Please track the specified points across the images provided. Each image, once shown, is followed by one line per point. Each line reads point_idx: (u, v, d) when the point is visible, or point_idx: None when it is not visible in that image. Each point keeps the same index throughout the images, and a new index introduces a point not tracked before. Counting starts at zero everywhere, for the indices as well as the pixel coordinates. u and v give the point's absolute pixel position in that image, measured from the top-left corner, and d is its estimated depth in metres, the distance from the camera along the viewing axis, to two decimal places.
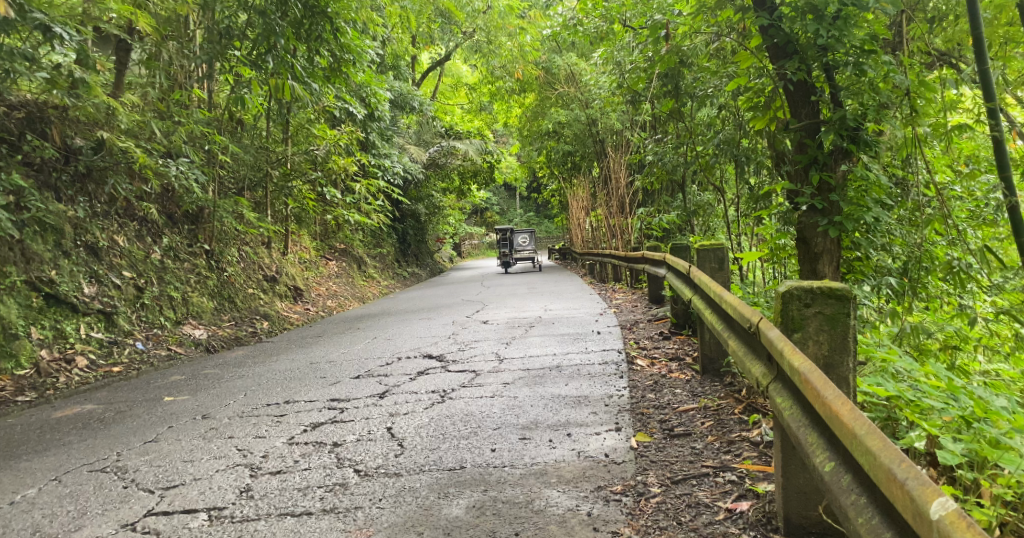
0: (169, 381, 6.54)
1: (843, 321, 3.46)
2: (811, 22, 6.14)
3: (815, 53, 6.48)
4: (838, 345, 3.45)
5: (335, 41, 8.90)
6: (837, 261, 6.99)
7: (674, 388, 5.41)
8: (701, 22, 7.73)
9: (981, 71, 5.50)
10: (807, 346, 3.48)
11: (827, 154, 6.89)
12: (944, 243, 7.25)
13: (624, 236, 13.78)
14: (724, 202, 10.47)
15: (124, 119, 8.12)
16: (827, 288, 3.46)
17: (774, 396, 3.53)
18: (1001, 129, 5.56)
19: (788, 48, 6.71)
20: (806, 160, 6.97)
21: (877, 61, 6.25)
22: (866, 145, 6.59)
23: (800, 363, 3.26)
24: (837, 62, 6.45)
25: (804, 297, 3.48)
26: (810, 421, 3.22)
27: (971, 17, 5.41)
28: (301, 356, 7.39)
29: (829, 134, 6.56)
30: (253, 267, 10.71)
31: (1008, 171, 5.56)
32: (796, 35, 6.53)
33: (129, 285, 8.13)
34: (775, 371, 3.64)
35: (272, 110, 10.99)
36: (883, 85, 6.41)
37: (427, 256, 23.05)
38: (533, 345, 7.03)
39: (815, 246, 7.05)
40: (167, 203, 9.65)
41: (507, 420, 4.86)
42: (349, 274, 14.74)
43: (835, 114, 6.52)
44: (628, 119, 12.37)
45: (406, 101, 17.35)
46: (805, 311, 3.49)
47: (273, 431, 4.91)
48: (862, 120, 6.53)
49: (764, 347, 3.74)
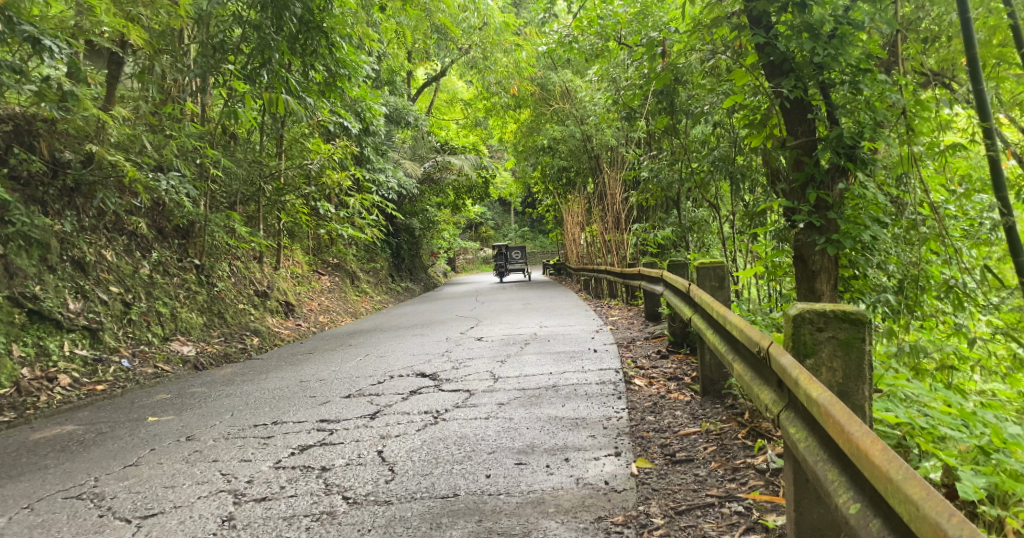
0: (155, 400, 6.36)
1: (858, 346, 3.35)
2: (807, 41, 6.07)
3: (812, 72, 6.37)
4: (853, 372, 3.35)
5: (331, 56, 8.89)
6: (835, 279, 6.87)
7: (674, 410, 5.26)
8: (697, 39, 7.68)
9: (976, 90, 5.40)
10: (820, 373, 3.38)
11: (824, 172, 6.80)
12: (939, 262, 7.17)
13: (620, 252, 13.70)
14: (720, 220, 10.39)
15: (115, 132, 7.96)
16: (841, 311, 3.36)
17: (786, 425, 3.40)
18: (997, 149, 5.45)
19: (783, 67, 6.57)
20: (803, 178, 6.82)
21: (874, 80, 6.17)
22: (864, 163, 6.48)
23: (818, 393, 3.13)
24: (833, 80, 6.43)
25: (816, 321, 3.38)
26: (828, 456, 3.09)
27: (966, 37, 5.33)
28: (291, 374, 7.22)
29: (826, 152, 6.49)
30: (245, 282, 10.56)
31: (1004, 191, 5.44)
32: (792, 54, 6.40)
33: (116, 300, 7.97)
34: (786, 398, 3.52)
35: (266, 124, 10.92)
36: (879, 105, 6.38)
37: (421, 271, 22.91)
38: (529, 364, 6.86)
39: (814, 263, 6.93)
40: (158, 218, 9.51)
41: (503, 443, 4.71)
42: (342, 289, 14.60)
43: (832, 132, 6.46)
44: (623, 136, 12.35)
45: (402, 116, 17.34)
46: (818, 336, 3.38)
47: (259, 455, 4.75)
48: (859, 138, 6.46)
49: (775, 373, 3.62)
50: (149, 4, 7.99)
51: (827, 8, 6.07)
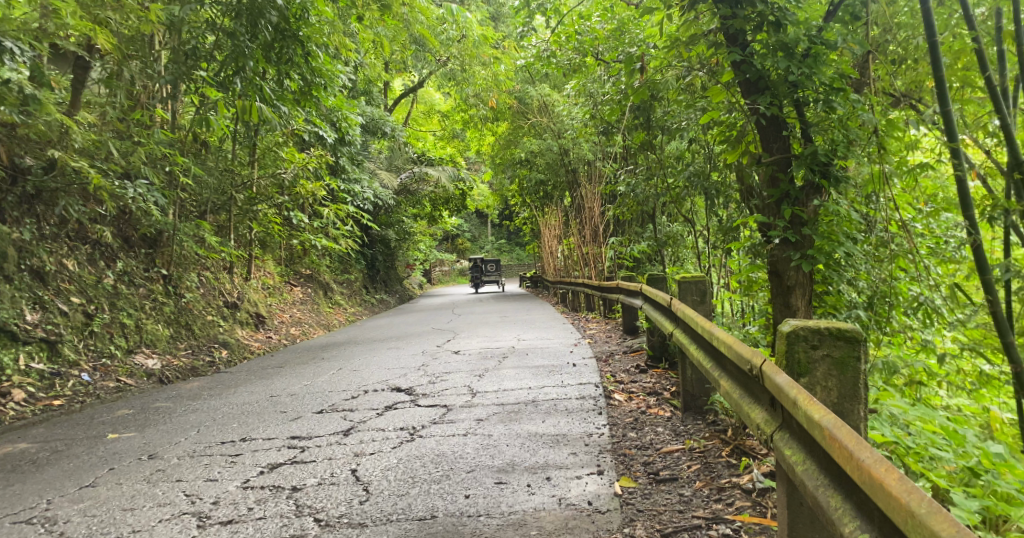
0: (115, 416, 6.10)
1: (853, 365, 3.32)
2: (782, 59, 6.02)
3: (786, 90, 6.26)
4: (847, 392, 3.32)
5: (307, 65, 8.73)
6: (810, 294, 6.67)
7: (655, 426, 5.14)
8: (674, 54, 7.61)
9: (943, 111, 5.30)
10: (815, 392, 3.35)
11: (799, 188, 6.70)
12: (906, 279, 7.17)
13: (597, 266, 13.50)
14: (697, 234, 10.33)
15: (79, 138, 7.69)
16: (835, 328, 3.33)
17: (783, 447, 3.35)
18: (965, 169, 5.33)
19: (758, 84, 6.50)
20: (777, 195, 6.70)
21: (846, 98, 6.13)
22: (837, 181, 6.41)
23: (820, 415, 3.05)
24: (807, 98, 6.32)
25: (811, 338, 3.35)
26: (832, 481, 3.01)
27: (932, 59, 5.22)
28: (260, 388, 6.99)
29: (800, 169, 6.37)
30: (214, 293, 10.29)
31: (970, 210, 5.32)
32: (767, 72, 6.33)
33: (77, 312, 7.70)
34: (781, 418, 3.48)
35: (239, 133, 10.70)
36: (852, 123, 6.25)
37: (396, 282, 22.64)
38: (508, 378, 6.70)
39: (788, 279, 6.77)
40: (123, 226, 9.24)
41: (482, 461, 4.55)
42: (315, 301, 14.33)
43: (805, 149, 6.35)
44: (600, 150, 12.32)
45: (378, 126, 17.18)
46: (812, 354, 3.35)
47: (226, 474, 4.53)
48: (832, 155, 6.34)
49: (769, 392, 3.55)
50: (118, 8, 7.70)
51: (800, 28, 6.13)
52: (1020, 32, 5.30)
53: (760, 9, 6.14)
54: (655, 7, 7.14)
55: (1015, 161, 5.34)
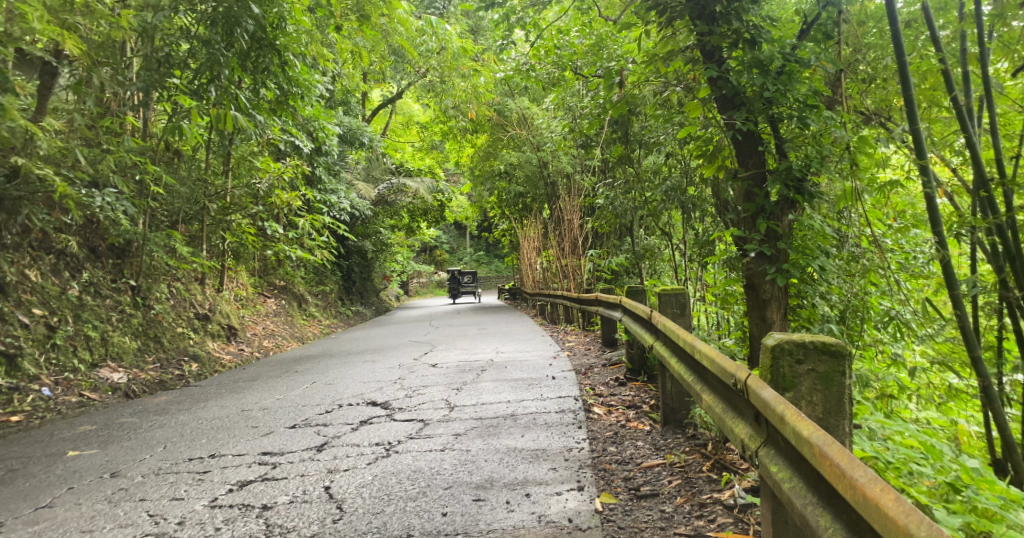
0: (77, 432, 5.89)
1: (838, 381, 3.32)
2: (757, 76, 6.04)
3: (761, 106, 6.16)
4: (833, 407, 3.31)
5: (283, 74, 8.59)
6: (786, 307, 6.54)
7: (635, 441, 5.04)
8: (652, 69, 7.55)
9: (912, 129, 5.31)
10: (799, 407, 3.34)
11: (774, 203, 6.51)
12: (877, 293, 7.18)
13: (576, 278, 13.26)
14: (674, 247, 10.29)
15: (45, 145, 7.51)
16: (820, 343, 3.33)
17: (769, 464, 3.33)
18: (933, 186, 5.34)
19: (735, 100, 6.39)
20: (753, 209, 6.53)
21: (820, 115, 6.11)
22: (812, 197, 6.24)
23: (810, 432, 3.04)
24: (781, 115, 6.26)
25: (795, 353, 3.35)
26: (823, 499, 3.01)
27: (901, 79, 5.30)
28: (231, 402, 6.81)
29: (775, 184, 6.24)
30: (184, 304, 10.07)
31: (940, 227, 5.32)
32: (744, 88, 6.26)
33: (38, 324, 7.50)
34: (766, 433, 3.45)
35: (213, 142, 10.52)
36: (825, 139, 6.21)
37: (373, 294, 22.41)
38: (486, 392, 6.57)
39: (764, 292, 6.59)
40: (90, 236, 9.03)
41: (460, 478, 4.42)
42: (289, 313, 14.10)
43: (780, 164, 6.22)
44: (579, 163, 12.29)
45: (355, 137, 17.03)
46: (797, 369, 3.35)
47: (193, 492, 4.37)
48: (806, 171, 6.23)
49: (753, 406, 3.53)
50: (87, 14, 7.53)
51: (775, 46, 6.15)
52: (985, 53, 5.36)
53: (736, 26, 6.11)
54: (633, 21, 7.11)
55: (981, 180, 5.35)
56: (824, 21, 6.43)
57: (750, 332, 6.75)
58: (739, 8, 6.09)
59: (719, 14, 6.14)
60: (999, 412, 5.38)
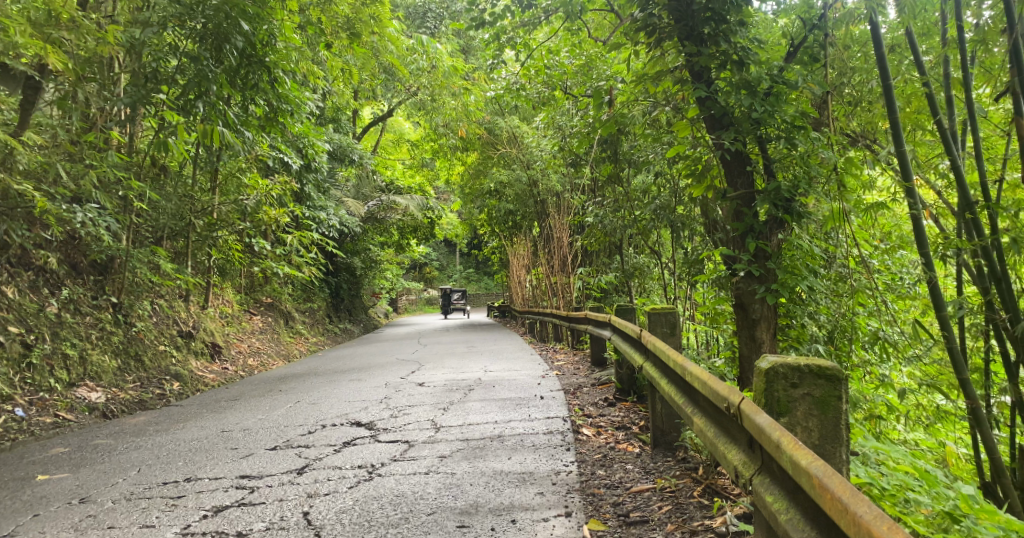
0: (49, 454, 5.76)
1: (834, 405, 3.32)
2: (745, 97, 5.99)
3: (749, 127, 6.10)
4: (828, 433, 3.32)
5: (273, 91, 8.49)
6: (775, 328, 6.45)
7: (625, 464, 4.95)
8: (640, 90, 7.54)
9: (897, 151, 5.27)
10: (795, 432, 3.34)
11: (763, 222, 6.44)
12: (865, 314, 7.13)
13: (565, 296, 13.18)
14: (664, 266, 10.23)
15: (23, 160, 7.44)
16: (816, 367, 3.33)
17: (764, 493, 3.26)
18: (918, 208, 5.28)
19: (723, 120, 6.34)
20: (741, 228, 6.46)
21: (807, 136, 6.08)
22: (800, 217, 6.19)
23: (809, 462, 2.98)
24: (768, 136, 6.22)
25: (791, 377, 3.35)
26: (823, 534, 2.94)
27: (887, 100, 5.26)
28: (211, 423, 6.68)
29: (764, 204, 6.15)
30: (167, 321, 9.94)
31: (927, 249, 5.26)
32: (732, 108, 6.20)
33: (15, 342, 7.40)
34: (760, 460, 3.39)
35: (199, 158, 10.43)
36: (813, 160, 6.13)
37: (362, 311, 22.23)
38: (473, 412, 6.46)
39: (753, 312, 6.51)
40: (72, 252, 8.92)
41: (444, 503, 4.32)
42: (275, 330, 13.96)
43: (769, 183, 6.15)
44: (569, 181, 12.23)
45: (345, 154, 16.95)
46: (792, 392, 3.35)
47: (164, 519, 4.27)
48: (795, 192, 6.18)
49: (747, 433, 3.48)
50: (73, 28, 7.36)
51: (762, 68, 6.16)
52: (967, 78, 5.31)
53: (724, 48, 6.13)
54: (622, 41, 7.09)
55: (966, 202, 5.30)
56: (812, 44, 6.40)
57: (739, 352, 6.66)
58: (727, 30, 6.10)
59: (708, 35, 6.16)
60: (988, 435, 5.30)
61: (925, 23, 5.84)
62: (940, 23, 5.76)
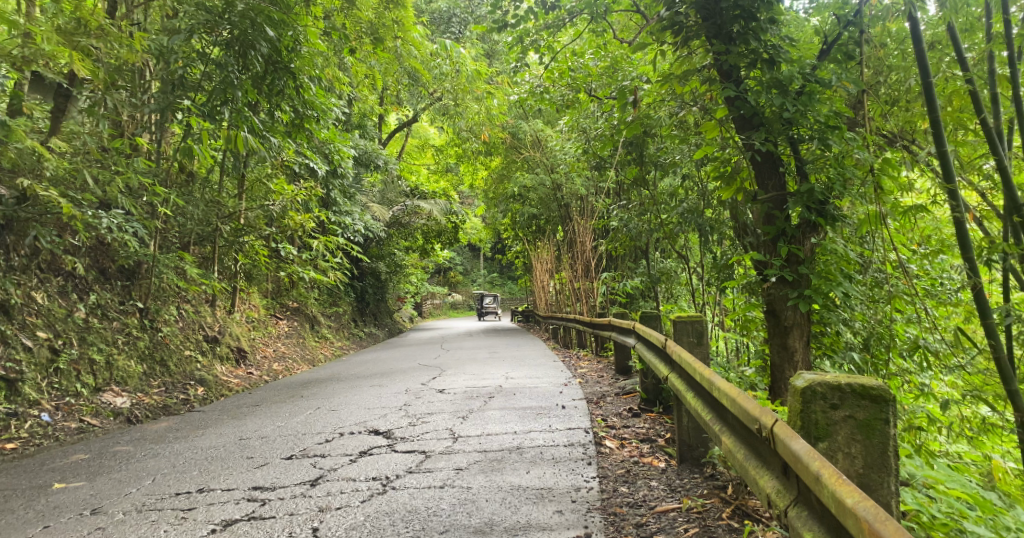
0: (69, 461, 5.72)
1: (880, 430, 3.25)
2: (776, 96, 5.75)
3: (780, 127, 5.88)
4: (874, 461, 3.25)
5: (298, 97, 8.39)
6: (808, 336, 6.22)
7: (649, 480, 4.75)
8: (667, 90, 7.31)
9: (939, 152, 5.01)
10: (837, 459, 3.28)
11: (796, 226, 6.21)
12: (903, 321, 6.85)
13: (590, 301, 12.96)
14: (692, 272, 9.99)
15: (51, 166, 7.36)
16: (861, 387, 3.26)
17: (801, 527, 3.22)
18: (962, 211, 5.02)
19: (752, 120, 6.11)
20: (773, 232, 6.24)
21: (842, 136, 5.80)
22: (834, 220, 5.95)
23: (858, 503, 2.95)
24: (801, 136, 5.97)
25: (831, 398, 3.29)
26: None
27: (927, 99, 5.00)
28: (230, 429, 6.61)
29: (797, 207, 5.92)
30: (193, 326, 9.90)
31: (971, 253, 4.99)
32: (762, 108, 5.97)
33: (42, 347, 7.40)
34: (797, 490, 3.33)
35: (225, 163, 10.40)
36: (848, 161, 5.90)
37: (387, 315, 22.12)
38: (492, 421, 6.30)
39: (785, 319, 6.29)
40: (100, 258, 8.94)
41: (457, 521, 4.17)
42: (300, 334, 13.91)
43: (801, 186, 5.92)
44: (594, 186, 12.00)
45: (370, 159, 16.80)
46: (832, 415, 3.29)
47: (172, 534, 4.19)
48: (828, 194, 5.93)
49: (782, 459, 3.41)
50: (102, 36, 7.16)
51: (794, 66, 5.90)
52: (1015, 74, 5.03)
53: (754, 46, 5.89)
54: (649, 41, 6.89)
55: (1013, 205, 5.04)
56: (846, 41, 6.15)
57: (771, 361, 6.42)
58: (756, 28, 5.87)
59: (737, 34, 5.93)
60: None
61: (967, 18, 5.57)
62: (983, 18, 5.49)
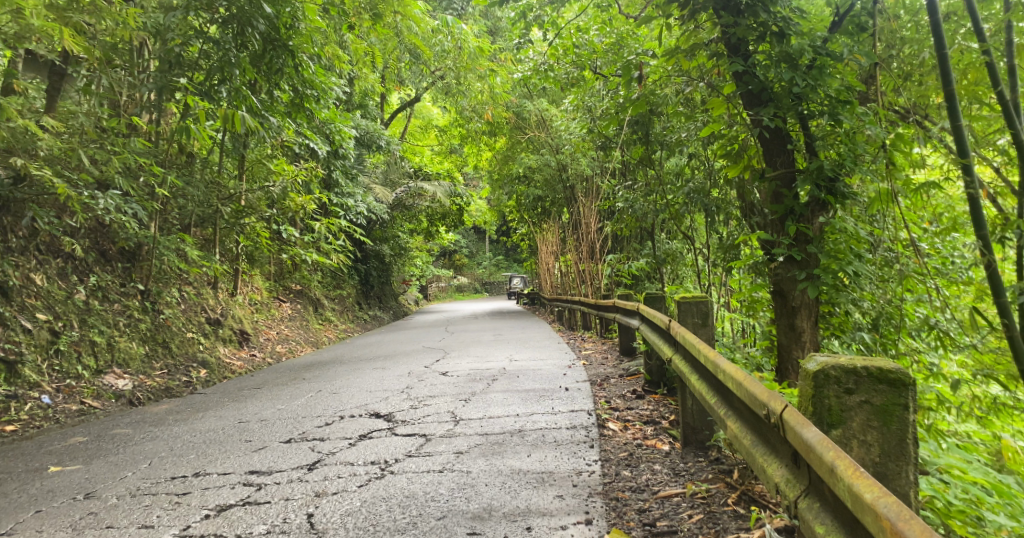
0: (66, 444, 5.64)
1: (897, 416, 3.15)
2: (785, 70, 5.58)
3: (789, 102, 5.72)
4: (890, 449, 3.15)
5: (298, 76, 8.21)
6: (815, 316, 6.11)
7: (653, 464, 4.65)
8: (674, 68, 7.13)
9: (953, 127, 4.84)
10: (852, 446, 3.17)
11: (805, 204, 6.08)
12: (913, 301, 6.72)
13: (595, 282, 12.83)
14: (698, 252, 9.82)
15: (47, 145, 7.25)
16: (879, 371, 3.16)
17: (813, 520, 3.11)
18: (976, 188, 4.85)
19: (762, 96, 5.94)
20: (781, 210, 6.11)
21: (854, 112, 5.64)
22: (844, 198, 5.79)
23: (878, 498, 2.84)
24: (811, 112, 5.80)
25: (845, 381, 3.19)
26: None
27: (942, 73, 4.82)
28: (230, 412, 6.52)
29: (806, 184, 5.77)
30: (195, 309, 9.82)
31: (985, 231, 4.83)
32: (772, 83, 5.80)
33: (42, 329, 7.34)
34: (808, 480, 3.22)
35: (225, 144, 10.26)
36: (860, 137, 5.74)
37: (391, 298, 22.02)
38: (494, 404, 6.20)
39: (793, 299, 6.16)
40: (100, 239, 8.86)
41: (456, 506, 4.09)
42: (304, 317, 13.83)
43: (811, 163, 5.76)
44: (599, 166, 11.81)
45: (373, 140, 16.47)
46: (846, 400, 3.19)
47: (165, 519, 4.12)
48: (839, 171, 5.76)
49: (793, 448, 3.30)
50: (95, 12, 6.92)
51: (805, 39, 5.67)
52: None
53: (763, 18, 5.69)
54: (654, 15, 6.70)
55: None
56: (858, 12, 5.88)
57: (779, 342, 6.30)
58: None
59: (746, 6, 5.74)
60: None
61: None
62: None
